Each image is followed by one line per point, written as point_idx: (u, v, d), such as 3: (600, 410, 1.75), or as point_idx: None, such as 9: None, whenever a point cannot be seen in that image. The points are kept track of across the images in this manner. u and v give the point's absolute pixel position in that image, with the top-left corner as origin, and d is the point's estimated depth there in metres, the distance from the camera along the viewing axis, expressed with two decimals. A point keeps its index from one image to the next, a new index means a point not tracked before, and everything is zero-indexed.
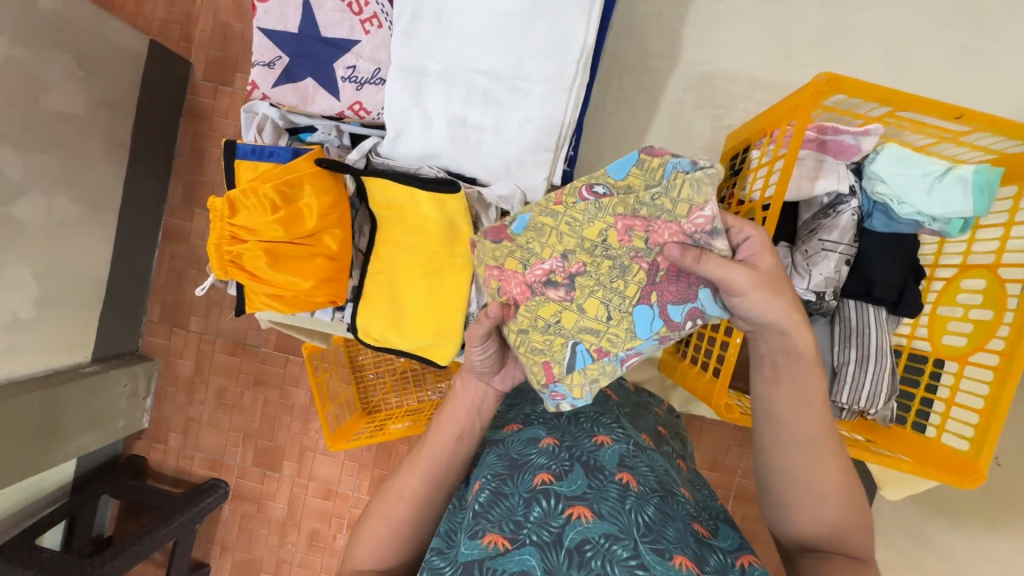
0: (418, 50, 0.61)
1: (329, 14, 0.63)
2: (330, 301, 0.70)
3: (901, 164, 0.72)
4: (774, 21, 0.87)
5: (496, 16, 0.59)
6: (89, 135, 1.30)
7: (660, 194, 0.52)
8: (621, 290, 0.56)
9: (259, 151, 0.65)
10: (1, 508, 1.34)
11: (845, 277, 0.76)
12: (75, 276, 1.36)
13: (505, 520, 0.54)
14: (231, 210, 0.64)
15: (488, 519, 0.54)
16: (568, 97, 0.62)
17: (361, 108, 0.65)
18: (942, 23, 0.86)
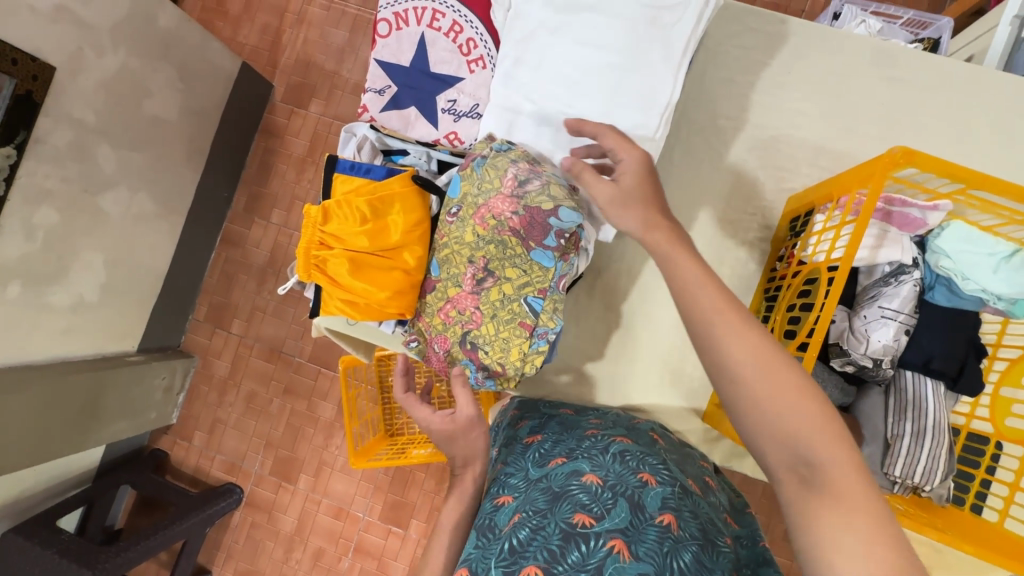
0: (516, 90, 0.67)
1: (438, 52, 0.67)
2: (399, 313, 0.74)
3: (968, 241, 0.73)
4: (842, 96, 0.91)
5: (592, 67, 0.64)
6: (176, 140, 1.40)
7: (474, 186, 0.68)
8: (520, 249, 0.70)
9: (358, 168, 0.70)
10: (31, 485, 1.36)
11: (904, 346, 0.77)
12: (139, 267, 1.44)
13: (540, 549, 0.55)
14: (325, 218, 0.69)
15: (532, 547, 0.55)
16: (649, 147, 0.66)
17: (457, 138, 0.70)
18: (1008, 114, 0.88)
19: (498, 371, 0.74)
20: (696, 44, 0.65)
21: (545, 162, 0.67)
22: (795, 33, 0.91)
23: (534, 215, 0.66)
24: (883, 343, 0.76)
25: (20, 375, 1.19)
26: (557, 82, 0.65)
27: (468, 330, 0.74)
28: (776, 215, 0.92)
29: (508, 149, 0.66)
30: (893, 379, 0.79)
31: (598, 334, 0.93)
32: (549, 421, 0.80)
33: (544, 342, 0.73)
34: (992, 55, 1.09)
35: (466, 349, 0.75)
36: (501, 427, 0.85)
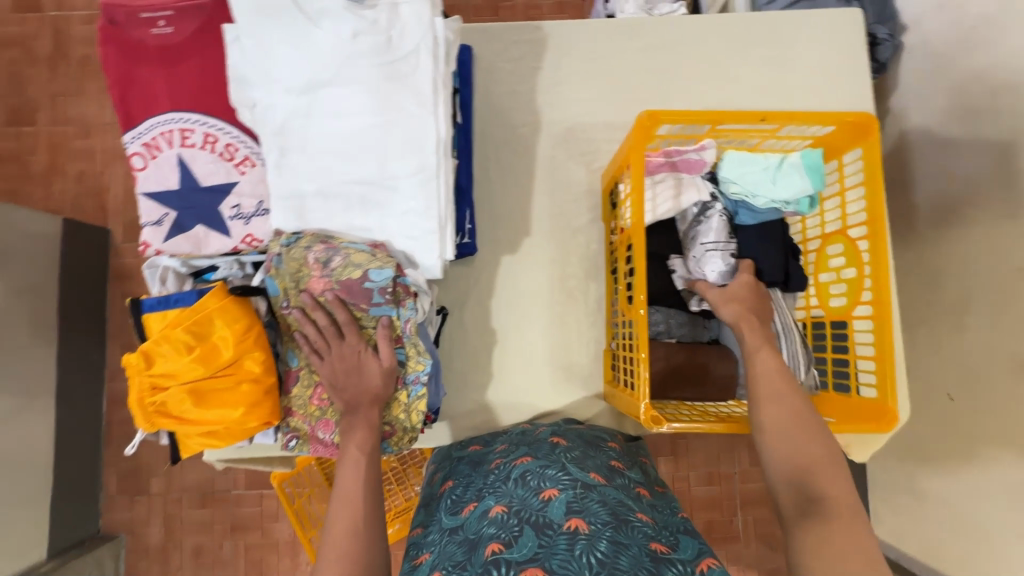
0: (292, 176, 0.67)
1: (204, 166, 0.67)
2: (265, 422, 0.72)
3: (744, 165, 0.82)
4: (612, 73, 1.00)
5: (354, 133, 0.67)
6: (10, 324, 1.29)
7: (291, 277, 0.69)
8: (359, 313, 0.72)
9: (165, 300, 0.68)
10: None
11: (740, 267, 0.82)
12: (14, 471, 1.29)
13: None
14: (148, 362, 0.66)
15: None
16: (437, 183, 0.70)
17: (254, 239, 0.69)
18: (748, 46, 1.01)
19: (389, 430, 0.75)
20: (442, 80, 0.70)
21: (339, 236, 0.70)
22: (552, 34, 1.00)
23: (350, 286, 0.69)
24: (718, 271, 0.81)
25: None
26: (327, 155, 0.67)
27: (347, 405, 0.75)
28: (598, 194, 0.99)
29: (298, 238, 0.69)
30: None
31: (485, 360, 0.95)
32: (458, 465, 0.80)
33: (420, 386, 0.75)
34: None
35: None
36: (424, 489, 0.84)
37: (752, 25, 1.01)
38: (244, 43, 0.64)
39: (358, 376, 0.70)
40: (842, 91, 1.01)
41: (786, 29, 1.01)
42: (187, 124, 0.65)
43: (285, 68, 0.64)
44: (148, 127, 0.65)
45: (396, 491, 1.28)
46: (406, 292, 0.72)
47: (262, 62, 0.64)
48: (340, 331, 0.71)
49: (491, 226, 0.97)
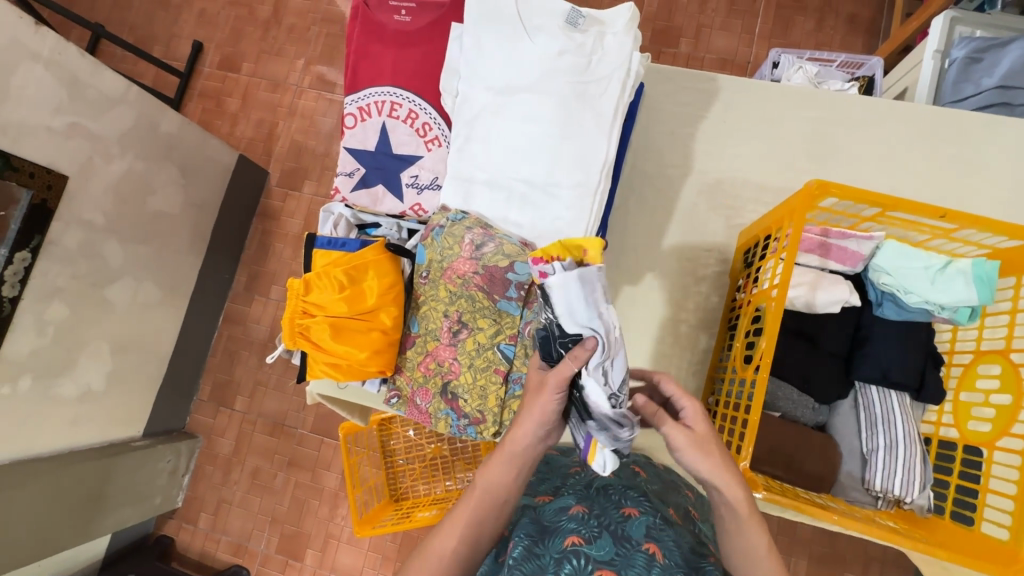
0: (469, 163, 0.75)
1: (399, 137, 0.76)
2: (380, 371, 0.78)
3: (904, 258, 0.78)
4: (775, 138, 1.00)
5: (534, 138, 0.73)
6: (178, 230, 1.51)
7: (442, 251, 0.75)
8: (488, 302, 0.76)
9: (334, 242, 0.77)
10: None
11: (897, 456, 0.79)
12: (144, 353, 1.50)
13: None
14: (306, 289, 0.75)
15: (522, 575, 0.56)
16: (593, 200, 0.74)
17: (420, 209, 0.77)
18: (932, 140, 0.97)
19: (479, 418, 0.78)
20: (623, 108, 0.74)
21: (496, 226, 0.76)
22: (725, 87, 1.02)
23: (493, 273, 0.73)
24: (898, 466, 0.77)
25: (28, 468, 1.22)
26: (504, 151, 0.74)
27: (448, 381, 0.79)
28: (731, 250, 0.98)
29: (462, 218, 0.74)
30: (858, 394, 0.84)
31: None
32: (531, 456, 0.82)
33: (519, 386, 0.78)
34: (919, 86, 1.19)
35: (445, 400, 0.79)
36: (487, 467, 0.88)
37: (942, 120, 0.97)
38: (465, 42, 0.73)
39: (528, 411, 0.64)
40: None
41: (981, 132, 0.96)
42: (397, 99, 0.75)
43: (492, 70, 0.72)
44: (366, 94, 0.75)
45: (439, 478, 1.45)
46: (536, 295, 0.76)
47: (475, 61, 0.73)
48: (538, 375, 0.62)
49: (616, 254, 1.00)
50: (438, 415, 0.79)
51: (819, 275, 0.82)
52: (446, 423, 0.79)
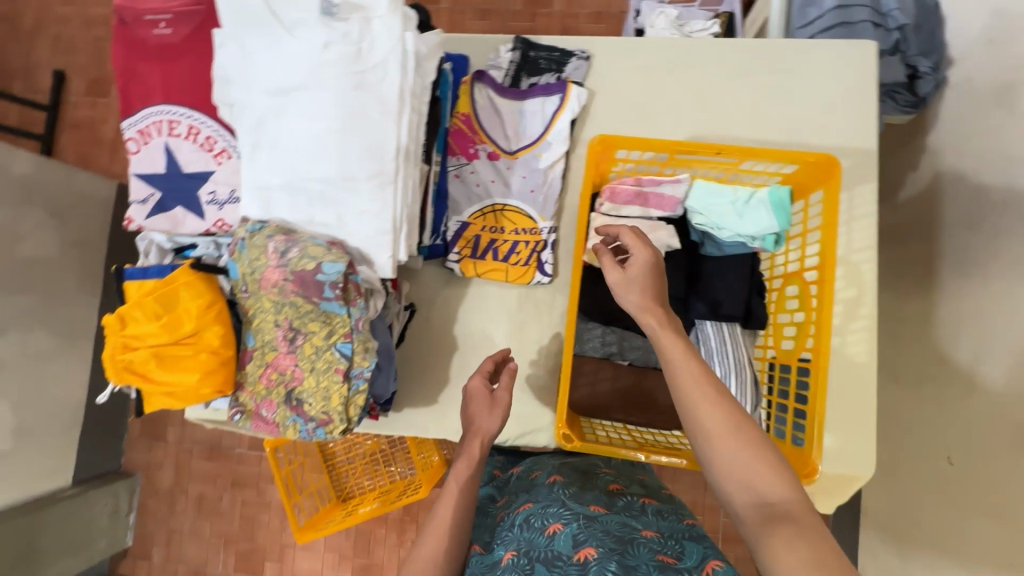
0: (262, 172, 0.74)
1: (187, 155, 0.74)
2: (218, 391, 0.78)
3: (710, 196, 0.82)
4: (603, 93, 1.01)
5: (319, 134, 0.72)
6: (63, 273, 1.51)
7: (251, 263, 0.74)
8: (311, 305, 0.76)
9: (144, 271, 0.75)
10: None
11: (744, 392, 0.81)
12: (52, 402, 1.52)
13: None
14: (123, 323, 0.74)
15: None
16: (394, 188, 0.75)
17: (225, 224, 0.75)
18: (749, 73, 0.99)
19: (326, 419, 0.79)
20: (408, 91, 0.74)
21: (301, 230, 0.75)
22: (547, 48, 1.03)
23: (304, 276, 0.73)
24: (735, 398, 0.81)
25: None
26: (295, 154, 0.73)
27: (292, 388, 0.80)
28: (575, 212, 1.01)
29: (262, 227, 0.74)
30: (697, 330, 0.87)
31: (442, 361, 0.98)
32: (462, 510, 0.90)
33: (362, 382, 0.79)
34: None
35: (291, 407, 0.79)
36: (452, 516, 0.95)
37: (754, 53, 0.99)
38: (228, 47, 0.70)
39: (484, 405, 0.78)
40: (848, 125, 0.96)
41: (791, 57, 0.98)
42: (174, 116, 0.73)
43: (259, 71, 0.70)
44: (142, 116, 0.73)
45: (382, 472, 1.72)
46: (357, 291, 0.76)
47: (241, 65, 0.70)
48: (490, 189, 0.99)
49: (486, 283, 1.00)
50: (286, 424, 0.80)
51: (643, 225, 0.85)
52: (296, 429, 0.79)
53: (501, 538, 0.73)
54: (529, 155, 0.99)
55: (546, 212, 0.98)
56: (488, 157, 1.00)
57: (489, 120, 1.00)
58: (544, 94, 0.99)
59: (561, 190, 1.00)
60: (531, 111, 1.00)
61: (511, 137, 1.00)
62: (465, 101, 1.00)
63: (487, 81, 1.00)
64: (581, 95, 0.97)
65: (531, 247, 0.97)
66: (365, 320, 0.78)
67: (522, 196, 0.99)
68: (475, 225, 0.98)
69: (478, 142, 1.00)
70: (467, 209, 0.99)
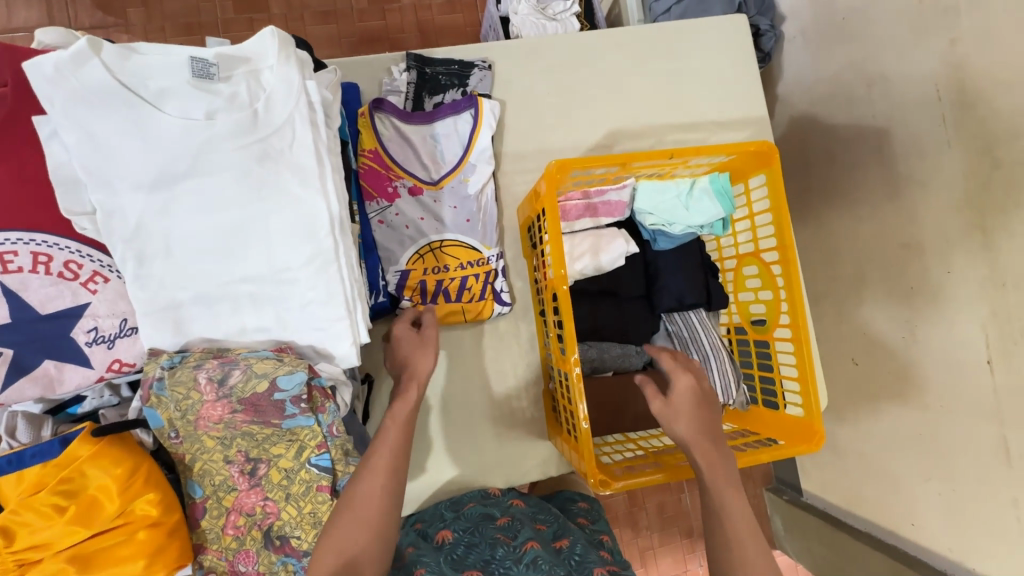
0: (161, 287, 0.57)
1: (41, 291, 0.55)
2: (175, 568, 0.61)
3: (658, 195, 0.82)
4: (514, 100, 0.95)
5: (228, 227, 0.58)
6: None
7: (178, 403, 0.59)
8: (270, 428, 0.63)
9: (15, 459, 0.54)
10: None
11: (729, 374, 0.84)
12: None
13: None
14: (7, 538, 0.54)
15: None
16: (338, 267, 0.62)
17: (122, 364, 0.58)
18: (646, 59, 1.00)
19: None
20: (325, 148, 0.61)
21: (234, 345, 0.61)
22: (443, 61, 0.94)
23: (256, 401, 0.60)
24: (722, 382, 0.83)
25: None
26: (201, 256, 0.58)
27: (270, 527, 0.66)
28: (516, 230, 0.95)
29: (184, 357, 0.59)
30: (668, 323, 0.89)
31: (419, 426, 0.89)
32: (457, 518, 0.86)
33: None
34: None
35: (275, 548, 0.66)
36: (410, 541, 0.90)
37: (647, 39, 1.00)
38: (65, 138, 0.52)
39: (418, 348, 0.77)
40: (741, 97, 1.02)
41: (680, 40, 1.01)
42: (5, 246, 0.53)
43: (123, 164, 0.53)
44: None
45: None
46: (323, 395, 0.65)
47: (93, 160, 0.53)
48: (422, 227, 0.90)
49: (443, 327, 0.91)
50: (275, 569, 0.66)
51: (600, 238, 0.83)
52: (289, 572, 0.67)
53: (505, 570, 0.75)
54: (455, 181, 0.91)
55: (489, 239, 0.91)
56: (410, 193, 0.90)
57: (400, 152, 0.89)
58: (453, 113, 0.90)
59: (497, 212, 0.93)
60: (444, 135, 0.91)
61: (428, 166, 0.91)
62: (368, 136, 0.88)
63: (388, 108, 0.88)
64: (496, 107, 0.90)
65: (483, 279, 0.90)
66: (339, 424, 0.66)
67: (458, 226, 0.90)
68: (416, 271, 0.89)
69: (395, 179, 0.89)
70: (403, 255, 0.88)
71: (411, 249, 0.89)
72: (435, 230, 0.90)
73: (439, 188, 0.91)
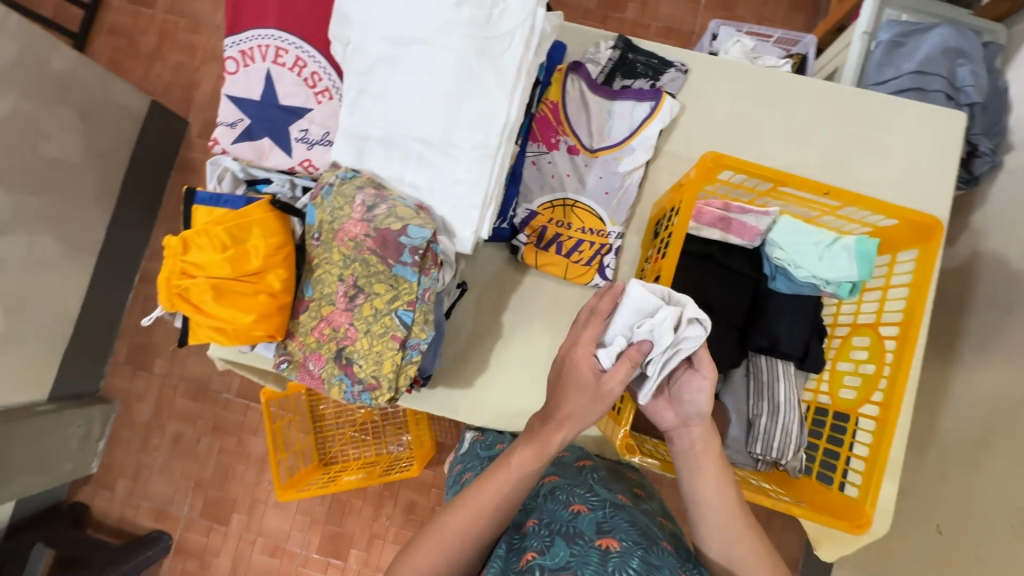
0: (363, 119, 0.71)
1: (287, 86, 0.73)
2: (268, 335, 0.76)
3: (796, 233, 0.81)
4: (693, 110, 1.00)
5: (430, 94, 0.70)
6: (81, 179, 1.42)
7: (333, 210, 0.72)
8: (383, 266, 0.73)
9: (216, 198, 0.72)
10: None
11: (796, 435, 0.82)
12: (46, 314, 1.42)
13: None
14: (185, 248, 0.70)
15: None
16: (493, 163, 0.72)
17: (310, 165, 0.75)
18: (842, 118, 0.99)
19: (373, 384, 0.76)
20: (527, 67, 0.71)
21: (391, 188, 0.74)
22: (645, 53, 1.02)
23: (386, 235, 0.71)
24: (781, 439, 0.82)
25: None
26: (400, 108, 0.70)
27: (343, 347, 0.77)
28: (644, 222, 1.00)
29: (353, 176, 0.73)
30: (750, 363, 0.87)
31: (485, 347, 0.97)
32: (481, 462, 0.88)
33: (417, 353, 0.76)
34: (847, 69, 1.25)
35: (340, 365, 0.77)
36: (450, 482, 0.94)
37: (849, 101, 0.99)
38: None
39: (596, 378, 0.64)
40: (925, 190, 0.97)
41: (884, 113, 0.99)
42: (283, 44, 0.71)
43: (384, 16, 0.68)
44: (249, 37, 0.72)
45: (370, 443, 1.65)
46: (433, 260, 0.73)
47: (367, 6, 0.68)
48: (564, 182, 0.97)
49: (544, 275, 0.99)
50: (332, 381, 0.77)
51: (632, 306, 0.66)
52: (341, 389, 0.77)
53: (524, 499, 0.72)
54: (610, 158, 0.97)
55: (616, 217, 0.97)
56: (568, 151, 0.98)
57: (575, 114, 0.98)
58: (636, 98, 0.96)
59: (635, 198, 0.98)
60: (619, 114, 0.98)
61: (592, 133, 0.98)
62: (556, 89, 0.97)
63: (583, 74, 0.98)
64: (676, 106, 0.95)
65: (597, 249, 0.96)
66: (433, 292, 0.74)
67: (594, 194, 0.97)
68: (542, 217, 0.96)
69: (560, 134, 0.98)
70: (538, 199, 0.97)
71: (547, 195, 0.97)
72: (574, 189, 0.97)
73: (594, 157, 0.98)
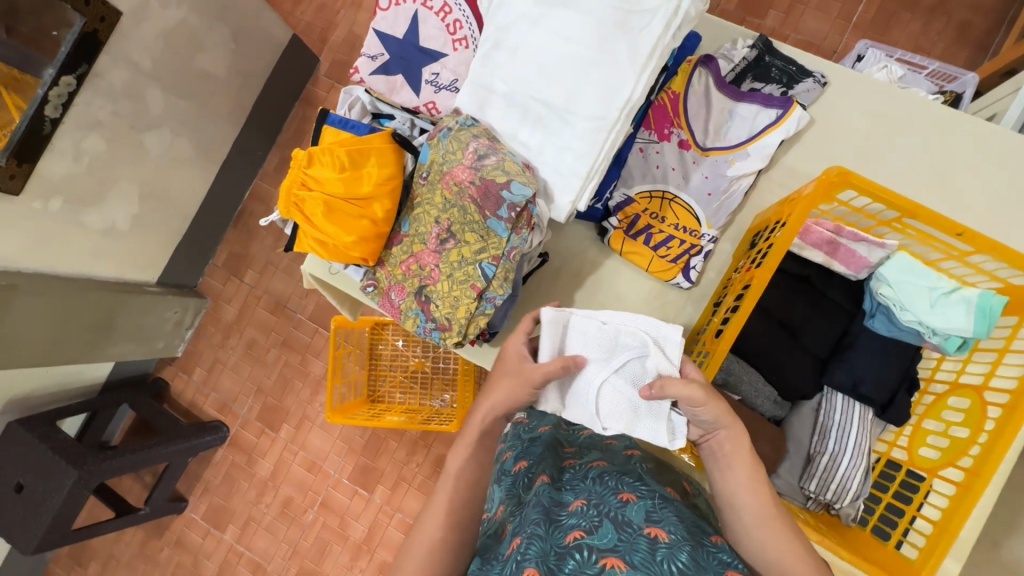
0: (492, 72, 0.75)
1: (430, 30, 0.79)
2: (362, 258, 0.81)
3: (910, 273, 0.75)
4: (824, 125, 0.94)
5: (561, 57, 0.71)
6: (223, 93, 1.57)
7: (445, 153, 0.76)
8: (479, 216, 0.76)
9: (345, 122, 0.78)
10: (81, 377, 1.66)
11: (858, 484, 0.78)
12: (171, 206, 1.60)
13: (543, 560, 0.59)
14: (310, 162, 0.76)
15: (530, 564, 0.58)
16: (606, 137, 0.72)
17: (434, 107, 0.80)
18: (992, 164, 0.90)
19: (445, 325, 0.79)
20: (661, 48, 0.69)
21: (503, 142, 0.76)
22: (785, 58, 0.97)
23: (489, 186, 0.73)
24: (842, 483, 0.78)
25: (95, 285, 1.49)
26: (529, 67, 0.72)
27: (425, 285, 0.81)
28: (741, 232, 0.96)
29: (471, 125, 0.76)
30: (823, 399, 0.82)
31: None
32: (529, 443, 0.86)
33: (491, 306, 0.79)
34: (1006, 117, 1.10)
35: (419, 301, 0.81)
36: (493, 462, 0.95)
37: (1009, 147, 0.89)
38: None
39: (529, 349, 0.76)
40: None
41: None
42: None
43: None
44: None
45: (416, 392, 1.73)
46: (527, 222, 0.75)
47: None
48: (667, 176, 0.95)
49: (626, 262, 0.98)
50: (408, 313, 0.82)
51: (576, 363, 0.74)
52: (414, 323, 0.82)
53: (571, 484, 0.71)
54: (720, 159, 0.94)
55: (714, 220, 0.94)
56: (678, 145, 0.95)
57: (695, 108, 0.95)
58: (763, 103, 0.92)
59: (738, 205, 0.95)
60: (740, 116, 0.94)
61: (708, 131, 0.95)
62: (680, 80, 0.95)
63: (712, 67, 0.94)
64: (805, 117, 0.89)
65: (687, 248, 0.94)
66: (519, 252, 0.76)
67: (695, 193, 0.94)
68: (638, 205, 0.96)
69: (675, 126, 0.95)
70: (637, 186, 0.96)
71: (647, 185, 0.96)
72: (676, 184, 0.95)
73: (704, 155, 0.94)
